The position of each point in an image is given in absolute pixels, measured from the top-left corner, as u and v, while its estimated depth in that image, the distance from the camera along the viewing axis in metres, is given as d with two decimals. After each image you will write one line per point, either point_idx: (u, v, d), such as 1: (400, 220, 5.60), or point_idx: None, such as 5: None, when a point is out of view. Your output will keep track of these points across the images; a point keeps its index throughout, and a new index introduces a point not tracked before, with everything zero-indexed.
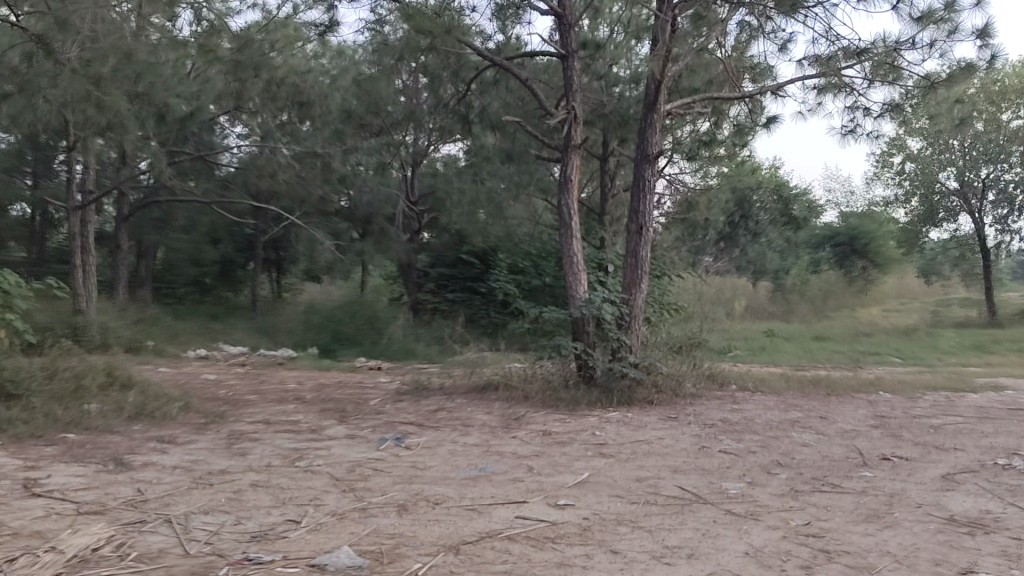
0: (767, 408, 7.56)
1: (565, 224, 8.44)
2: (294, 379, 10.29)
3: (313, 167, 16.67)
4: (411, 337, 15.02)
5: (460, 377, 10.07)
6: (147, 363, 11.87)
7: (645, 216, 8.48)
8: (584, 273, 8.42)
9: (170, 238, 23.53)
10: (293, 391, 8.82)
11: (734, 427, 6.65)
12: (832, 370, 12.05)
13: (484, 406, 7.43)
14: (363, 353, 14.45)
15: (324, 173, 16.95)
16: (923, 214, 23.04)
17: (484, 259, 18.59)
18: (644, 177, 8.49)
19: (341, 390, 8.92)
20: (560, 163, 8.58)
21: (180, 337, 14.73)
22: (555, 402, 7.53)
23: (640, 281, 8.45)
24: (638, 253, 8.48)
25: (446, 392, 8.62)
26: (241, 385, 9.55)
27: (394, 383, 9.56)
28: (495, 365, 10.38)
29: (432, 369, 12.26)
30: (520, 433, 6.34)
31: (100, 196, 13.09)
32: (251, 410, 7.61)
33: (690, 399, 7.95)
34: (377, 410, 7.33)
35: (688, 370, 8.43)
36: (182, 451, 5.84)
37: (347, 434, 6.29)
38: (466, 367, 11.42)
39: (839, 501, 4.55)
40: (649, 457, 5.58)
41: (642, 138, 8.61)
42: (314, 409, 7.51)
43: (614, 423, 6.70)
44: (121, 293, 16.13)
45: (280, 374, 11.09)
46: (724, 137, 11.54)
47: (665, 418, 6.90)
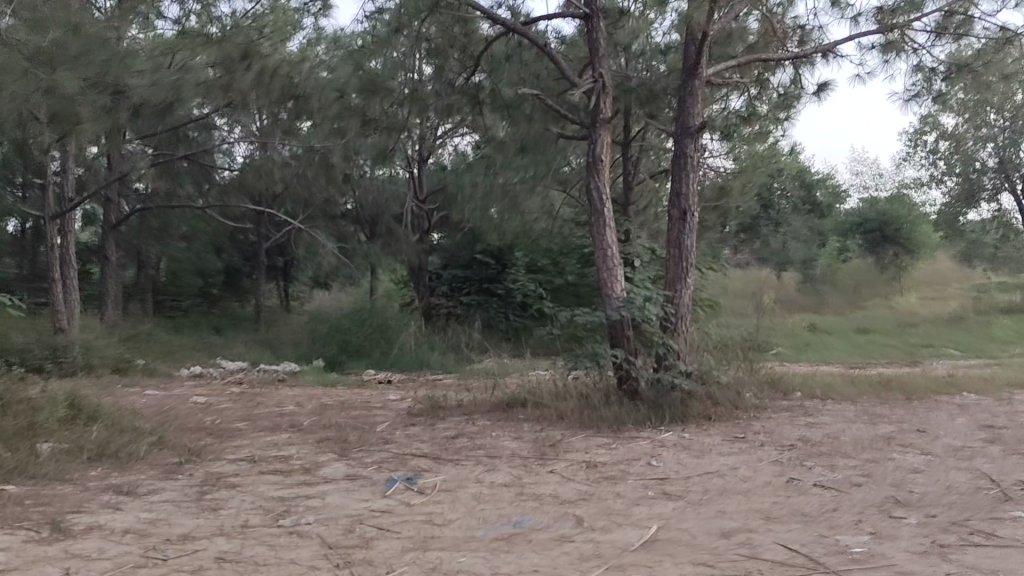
0: (850, 420, 6.36)
1: (596, 211, 7.20)
2: (294, 399, 9.14)
3: (312, 165, 15.51)
4: (424, 345, 13.86)
5: (480, 391, 8.91)
6: (134, 386, 10.74)
7: (689, 200, 7.24)
8: (620, 267, 7.20)
9: (169, 248, 22.47)
10: (290, 416, 7.70)
11: (818, 449, 5.45)
12: (892, 368, 10.80)
13: (512, 430, 6.26)
14: (373, 367, 13.33)
15: (325, 171, 15.80)
16: (962, 195, 21.69)
17: (500, 258, 17.57)
18: (686, 154, 7.27)
19: (345, 412, 7.77)
20: (587, 142, 7.38)
21: (175, 355, 13.62)
22: (595, 422, 6.33)
23: (686, 275, 7.23)
24: (682, 243, 7.25)
25: (465, 410, 7.45)
26: (233, 409, 8.43)
27: (407, 402, 8.40)
28: (522, 377, 9.19)
29: (449, 380, 11.12)
30: (559, 466, 5.16)
31: (80, 203, 11.96)
32: (237, 442, 6.47)
33: (753, 412, 6.74)
34: (384, 439, 6.15)
35: (746, 376, 7.22)
36: (141, 507, 4.67)
37: (347, 474, 5.13)
38: (486, 379, 10.27)
39: (1009, 562, 3.36)
40: (728, 500, 4.38)
41: (681, 110, 7.39)
42: (311, 440, 6.33)
43: (671, 449, 5.52)
44: (111, 308, 15.02)
45: (279, 393, 9.94)
46: (766, 108, 10.32)
47: (730, 440, 5.71)
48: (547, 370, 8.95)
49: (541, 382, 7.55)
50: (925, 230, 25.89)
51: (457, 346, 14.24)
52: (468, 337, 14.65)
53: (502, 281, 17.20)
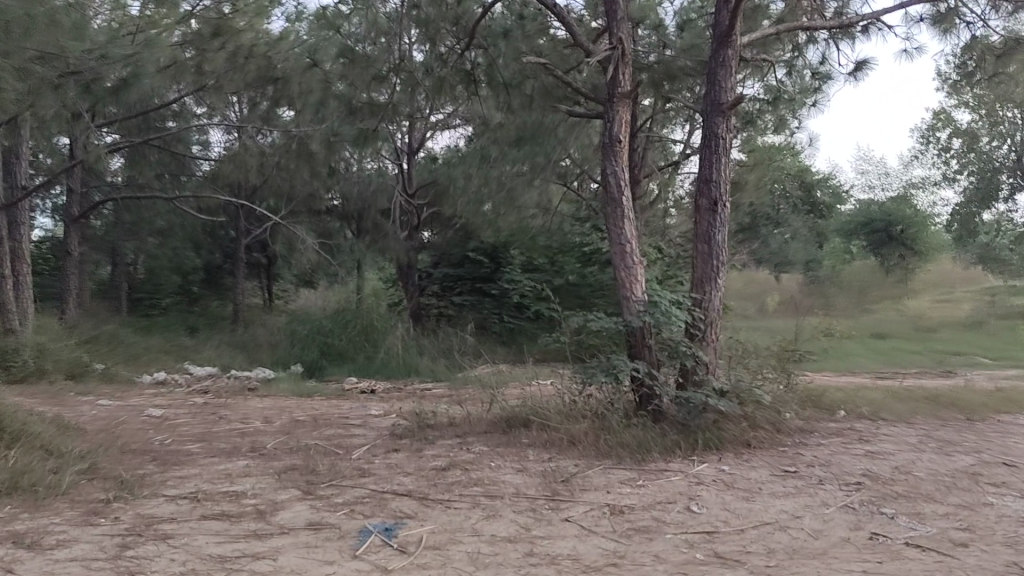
0: (916, 450, 5.36)
1: (612, 199, 6.16)
2: (262, 413, 8.05)
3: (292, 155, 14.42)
4: (412, 350, 12.78)
5: (475, 405, 7.86)
6: (88, 395, 9.62)
7: (720, 187, 6.19)
8: (642, 267, 6.17)
9: (145, 244, 21.34)
10: (254, 436, 6.64)
11: (892, 492, 4.43)
12: (929, 379, 9.80)
13: (515, 459, 5.22)
14: (358, 373, 12.25)
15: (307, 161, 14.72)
16: (978, 194, 20.76)
17: (494, 257, 16.49)
18: (717, 134, 6.23)
19: (319, 431, 6.71)
20: (602, 118, 6.34)
21: (140, 360, 12.50)
22: (614, 449, 5.27)
23: (715, 274, 6.18)
24: (712, 237, 6.19)
25: (459, 430, 6.41)
26: (191, 426, 7.37)
27: (391, 418, 7.32)
28: (524, 388, 8.12)
29: (439, 390, 10.09)
30: (577, 512, 4.12)
31: (33, 191, 10.80)
32: (186, 470, 5.40)
33: (797, 436, 5.73)
34: (360, 470, 5.09)
35: (786, 393, 6.20)
36: (38, 569, 3.59)
37: (310, 522, 4.08)
38: (480, 390, 9.23)
39: None
40: (801, 568, 3.36)
41: (712, 82, 6.35)
42: (273, 470, 5.25)
43: (712, 488, 4.49)
44: (73, 305, 13.81)
45: (247, 405, 8.88)
46: (794, 89, 9.29)
47: (783, 478, 4.67)
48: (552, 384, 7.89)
49: (546, 397, 6.51)
50: (934, 231, 24.98)
51: (448, 350, 13.20)
52: (460, 341, 13.60)
53: (496, 281, 16.17)
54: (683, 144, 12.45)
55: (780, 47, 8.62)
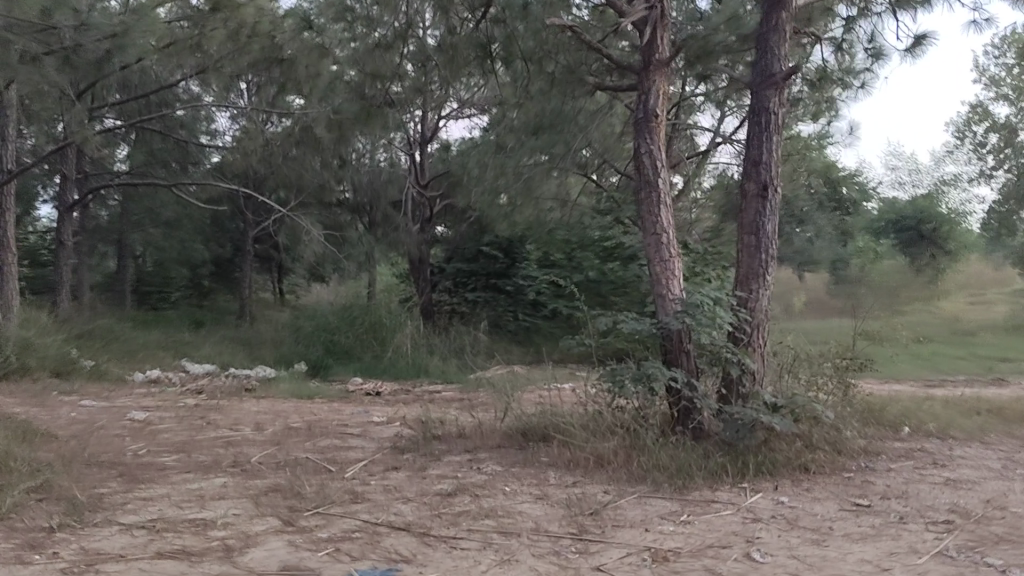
0: (1004, 478, 4.59)
1: (648, 183, 5.40)
2: (255, 417, 7.36)
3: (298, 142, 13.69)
4: (422, 348, 12.05)
5: (489, 414, 7.12)
6: (72, 396, 8.94)
7: (771, 170, 5.41)
8: (680, 260, 5.39)
9: (151, 236, 20.73)
10: (241, 446, 5.92)
11: (994, 537, 3.66)
12: (984, 388, 8.98)
13: (535, 484, 4.46)
14: (363, 373, 11.51)
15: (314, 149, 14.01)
16: (1017, 192, 19.85)
17: (510, 252, 15.74)
18: (768, 111, 5.46)
19: (314, 441, 5.99)
20: (637, 91, 5.57)
21: (135, 358, 11.80)
22: (650, 473, 4.49)
23: (764, 269, 5.39)
24: (760, 227, 5.41)
25: (471, 444, 5.66)
26: (175, 433, 6.66)
27: (394, 427, 6.60)
28: (542, 396, 7.37)
29: (449, 393, 9.37)
30: (611, 558, 3.37)
31: (19, 175, 10.13)
32: (155, 489, 4.67)
33: (860, 460, 4.97)
34: (354, 495, 4.34)
35: (846, 408, 5.43)
36: None
37: (285, 566, 3.34)
38: (494, 395, 8.50)
39: None
40: None
41: (763, 50, 5.56)
42: (251, 492, 4.52)
43: (773, 528, 3.73)
44: (67, 299, 13.02)
45: (241, 407, 8.19)
46: (840, 70, 8.50)
47: (855, 518, 3.91)
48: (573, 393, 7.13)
49: (567, 407, 5.74)
50: (966, 230, 24.06)
51: (460, 349, 12.46)
52: (473, 339, 12.87)
53: (511, 277, 15.42)
54: (712, 133, 11.67)
55: (827, 22, 7.87)
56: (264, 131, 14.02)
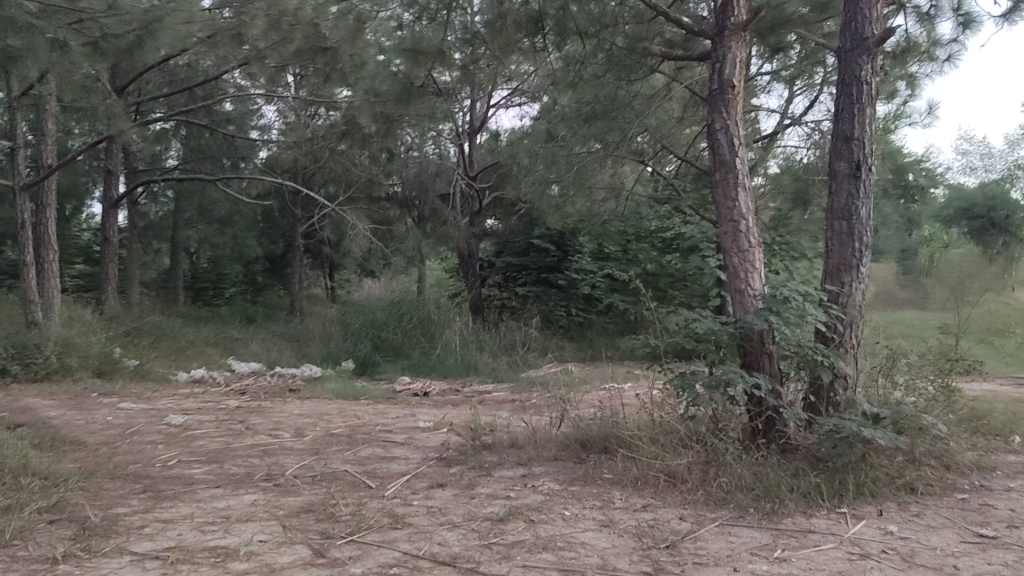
0: None
1: (722, 163, 4.84)
2: (296, 421, 6.92)
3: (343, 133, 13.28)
4: (472, 346, 11.54)
5: (544, 418, 6.58)
6: (111, 397, 8.61)
7: (863, 147, 4.80)
8: (759, 249, 4.82)
9: (201, 231, 20.59)
10: (277, 455, 5.46)
11: None
12: None
13: (602, 507, 3.92)
14: (411, 370, 11.00)
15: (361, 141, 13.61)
16: None
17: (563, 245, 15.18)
18: (860, 79, 4.84)
19: (355, 450, 5.51)
20: (710, 58, 5.01)
21: (180, 356, 11.46)
22: (735, 493, 3.98)
23: (855, 260, 4.81)
24: (851, 213, 4.82)
25: (527, 456, 5.14)
26: (210, 438, 6.24)
27: (442, 434, 6.09)
28: (601, 401, 6.78)
29: (500, 393, 8.85)
30: None
31: (59, 170, 9.86)
32: (178, 508, 4.21)
33: (972, 478, 4.37)
34: (395, 519, 3.83)
35: (951, 416, 4.83)
36: None
37: None
38: (549, 396, 7.96)
39: None
40: None
41: (853, 10, 4.92)
42: (282, 513, 4.04)
43: (890, 569, 3.13)
44: (114, 296, 12.69)
45: (283, 409, 7.77)
46: (925, 40, 7.76)
47: (984, 553, 3.32)
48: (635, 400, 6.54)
49: (632, 415, 5.23)
50: None
51: (512, 346, 11.93)
52: (525, 335, 12.32)
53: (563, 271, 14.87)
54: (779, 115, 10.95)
55: None
56: (311, 125, 13.68)
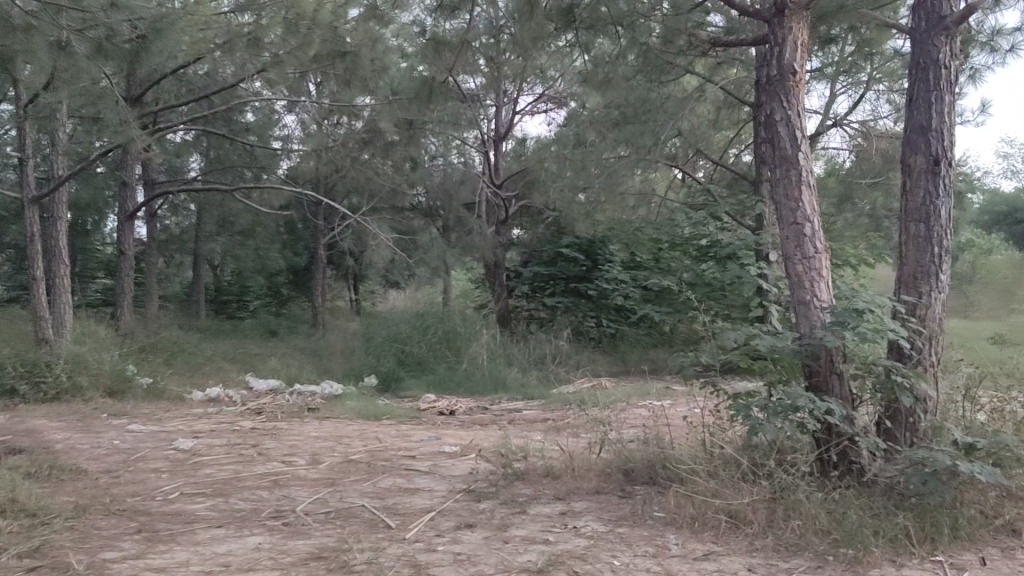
0: None
1: (785, 159, 4.52)
2: (313, 446, 6.44)
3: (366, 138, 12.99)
4: (500, 360, 11.03)
5: (580, 442, 6.05)
6: (122, 419, 8.19)
7: (943, 138, 4.30)
8: (825, 254, 4.55)
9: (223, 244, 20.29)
10: (289, 486, 4.97)
11: None
12: None
13: (655, 558, 3.39)
14: (436, 387, 10.47)
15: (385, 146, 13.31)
16: None
17: (592, 253, 14.66)
18: (938, 62, 4.34)
19: (374, 480, 5.02)
20: (767, 43, 4.67)
21: (197, 374, 11.05)
22: (812, 538, 3.46)
23: (939, 265, 4.26)
24: (933, 213, 4.28)
25: (564, 488, 4.63)
26: (220, 466, 5.78)
27: (469, 461, 5.58)
28: (642, 425, 6.24)
29: (530, 412, 8.32)
30: None
31: (70, 181, 9.50)
32: (173, 553, 3.74)
33: None
34: (417, 571, 3.33)
35: None
36: None
37: None
38: (585, 417, 7.43)
39: None
40: None
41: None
42: (289, 560, 3.55)
43: None
44: (130, 312, 12.30)
45: (300, 431, 7.30)
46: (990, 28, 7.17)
47: None
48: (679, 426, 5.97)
49: (682, 441, 4.73)
50: None
51: (542, 360, 11.40)
52: (555, 348, 11.79)
53: (593, 281, 14.34)
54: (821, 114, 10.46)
55: None
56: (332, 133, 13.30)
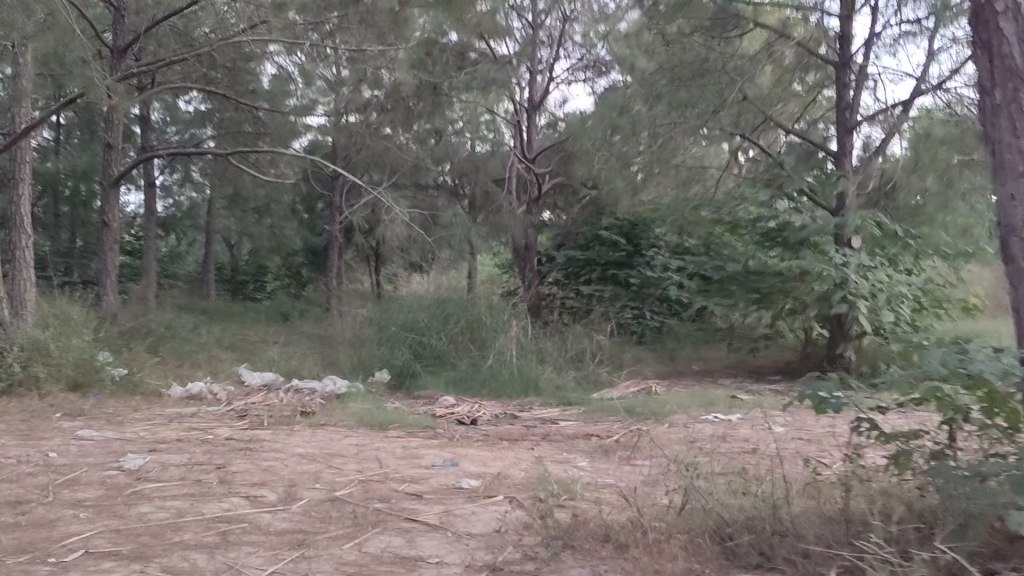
0: None
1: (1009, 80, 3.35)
2: (294, 471, 4.99)
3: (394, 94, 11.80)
4: (531, 357, 9.52)
5: (643, 484, 4.54)
6: (75, 420, 6.79)
7: None
8: None
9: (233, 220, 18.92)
10: (237, 546, 3.50)
11: None
12: None
13: None
14: (456, 387, 8.99)
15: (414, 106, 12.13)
16: None
17: (634, 238, 13.10)
18: None
19: (360, 541, 3.54)
20: None
21: (184, 364, 9.65)
22: None
23: None
24: None
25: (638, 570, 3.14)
26: (161, 502, 4.33)
27: (498, 506, 4.09)
28: (726, 470, 4.69)
29: (570, 424, 6.82)
30: None
31: (31, 137, 8.11)
32: None
33: None
34: None
35: None
36: None
37: None
38: (642, 440, 5.92)
39: None
40: None
41: None
42: None
43: None
44: (113, 291, 10.89)
45: (286, 445, 5.84)
46: None
47: None
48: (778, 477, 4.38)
49: (823, 510, 3.46)
50: None
51: (579, 358, 9.91)
52: (595, 344, 10.26)
53: (635, 268, 12.80)
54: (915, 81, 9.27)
55: None
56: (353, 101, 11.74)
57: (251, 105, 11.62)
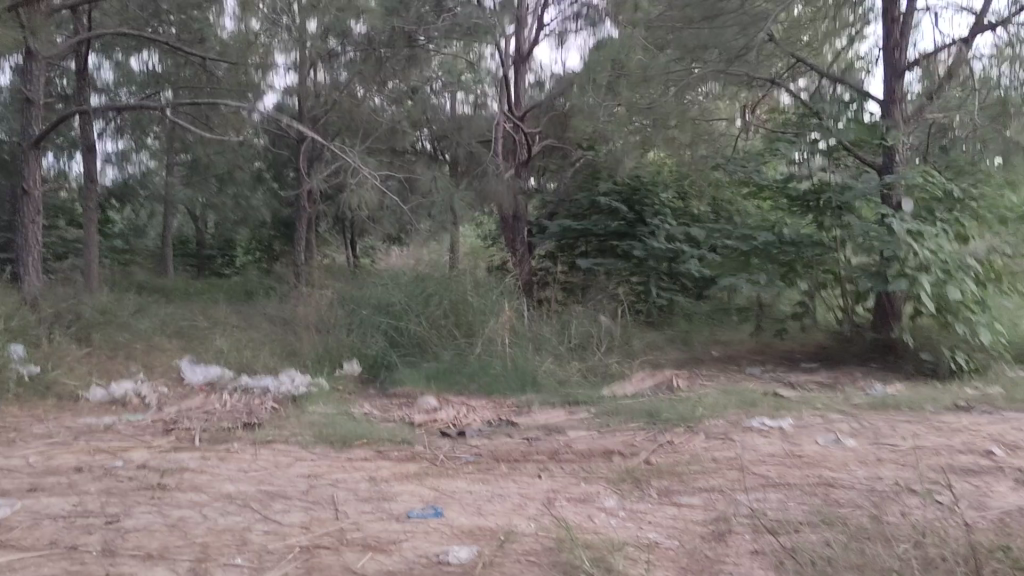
0: None
1: None
2: (215, 527, 3.56)
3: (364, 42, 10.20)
4: (525, 346, 8.11)
5: (716, 554, 3.16)
6: None
7: None
8: None
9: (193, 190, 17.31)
10: None
11: None
12: None
13: None
14: (440, 382, 7.59)
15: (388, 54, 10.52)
16: None
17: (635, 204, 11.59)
18: None
19: None
20: None
21: (117, 357, 8.16)
22: None
23: None
24: None
25: None
26: None
27: None
28: (824, 529, 3.31)
29: (584, 435, 5.43)
30: None
31: None
32: None
33: None
34: None
35: None
36: None
37: None
38: (685, 464, 4.54)
39: None
40: None
41: None
42: None
43: None
44: (37, 271, 9.34)
45: (215, 476, 4.41)
46: None
47: None
48: (912, 553, 2.99)
49: None
50: None
51: (582, 346, 8.52)
52: (602, 329, 8.85)
53: (638, 240, 11.32)
54: (973, 16, 7.94)
55: None
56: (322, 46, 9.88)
57: (196, 53, 9.68)
